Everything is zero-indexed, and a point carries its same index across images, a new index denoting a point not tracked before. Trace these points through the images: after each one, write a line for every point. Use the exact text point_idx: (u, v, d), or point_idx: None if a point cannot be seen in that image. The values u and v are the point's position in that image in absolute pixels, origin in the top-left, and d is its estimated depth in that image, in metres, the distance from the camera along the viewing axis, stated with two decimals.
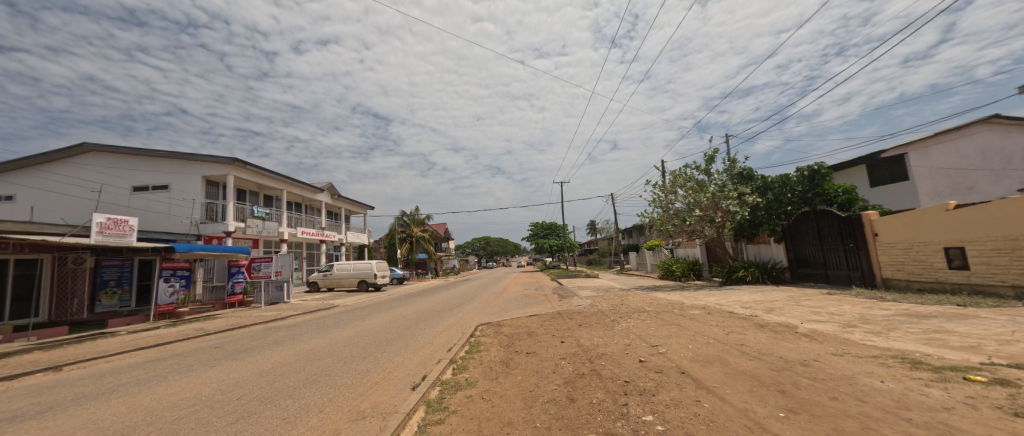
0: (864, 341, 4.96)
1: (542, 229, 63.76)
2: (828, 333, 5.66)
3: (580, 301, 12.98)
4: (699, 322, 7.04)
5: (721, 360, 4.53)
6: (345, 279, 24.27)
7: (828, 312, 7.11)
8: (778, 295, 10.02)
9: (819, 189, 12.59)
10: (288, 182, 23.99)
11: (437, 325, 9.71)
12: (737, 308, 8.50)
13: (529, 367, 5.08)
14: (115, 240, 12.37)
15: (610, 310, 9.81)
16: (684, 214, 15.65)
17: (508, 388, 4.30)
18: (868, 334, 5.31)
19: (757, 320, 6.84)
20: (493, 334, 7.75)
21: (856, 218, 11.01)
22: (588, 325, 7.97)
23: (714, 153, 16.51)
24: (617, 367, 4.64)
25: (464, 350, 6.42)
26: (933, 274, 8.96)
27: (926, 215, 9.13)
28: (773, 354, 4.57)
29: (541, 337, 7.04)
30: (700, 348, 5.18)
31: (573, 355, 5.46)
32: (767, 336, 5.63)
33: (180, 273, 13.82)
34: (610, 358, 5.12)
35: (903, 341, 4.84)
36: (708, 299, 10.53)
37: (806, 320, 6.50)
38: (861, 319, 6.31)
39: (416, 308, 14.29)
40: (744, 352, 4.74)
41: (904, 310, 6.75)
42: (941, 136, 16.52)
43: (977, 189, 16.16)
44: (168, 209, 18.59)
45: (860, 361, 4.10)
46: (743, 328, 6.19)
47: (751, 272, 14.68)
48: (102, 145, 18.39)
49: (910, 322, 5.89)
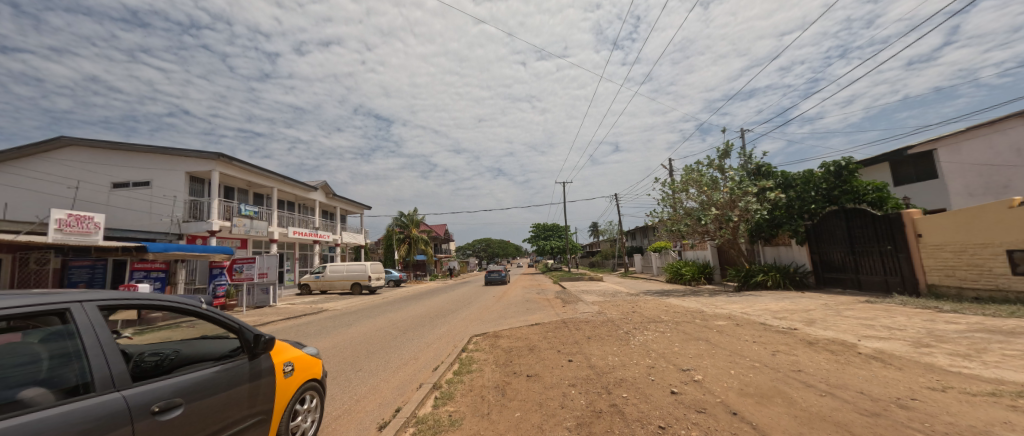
0: (954, 368, 3.90)
1: (545, 231, 62.59)
2: (898, 354, 4.59)
3: (586, 308, 11.87)
4: (730, 337, 5.96)
5: (782, 395, 3.45)
6: (337, 282, 23.17)
7: (883, 325, 6.00)
8: (810, 303, 8.96)
9: (847, 186, 11.60)
10: (278, 180, 22.86)
11: (428, 335, 8.74)
12: (769, 318, 7.37)
13: (530, 398, 4.03)
14: (77, 237, 11.35)
15: (622, 319, 8.76)
16: (698, 213, 14.65)
17: (502, 432, 3.25)
18: (956, 358, 4.22)
19: (801, 335, 5.76)
20: (488, 349, 6.72)
21: (895, 217, 9.94)
22: (599, 337, 6.90)
23: (728, 148, 15.47)
24: (644, 401, 3.59)
25: (452, 371, 5.37)
26: (993, 280, 7.89)
27: (984, 212, 8.02)
28: (849, 388, 3.49)
29: (544, 354, 5.98)
30: (745, 374, 4.10)
31: (585, 381, 4.37)
32: (826, 359, 4.52)
33: (155, 275, 12.74)
34: (630, 386, 4.06)
35: (1008, 369, 3.78)
36: (732, 307, 9.39)
37: (862, 337, 5.39)
38: (932, 336, 5.21)
39: (408, 314, 13.10)
40: (809, 384, 3.65)
41: (978, 324, 5.63)
42: (971, 131, 15.39)
43: (1013, 188, 14.61)
44: (149, 207, 17.68)
45: (977, 402, 3.03)
46: (789, 347, 5.09)
47: (771, 277, 13.55)
48: (81, 139, 17.44)
49: (999, 340, 4.78)
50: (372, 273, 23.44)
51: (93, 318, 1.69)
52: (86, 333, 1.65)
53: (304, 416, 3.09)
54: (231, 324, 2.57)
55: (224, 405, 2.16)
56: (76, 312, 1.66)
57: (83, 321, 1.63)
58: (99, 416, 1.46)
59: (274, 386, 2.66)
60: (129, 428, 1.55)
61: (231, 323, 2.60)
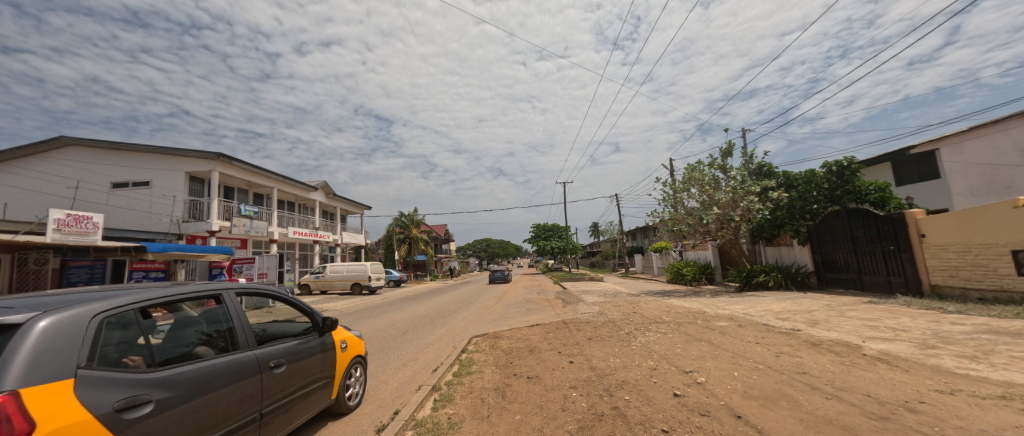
0: (961, 370, 3.84)
1: (545, 231, 62.57)
2: (904, 356, 4.53)
3: (587, 308, 11.80)
4: (733, 338, 5.90)
5: (787, 397, 3.39)
6: (337, 282, 23.12)
7: (888, 327, 5.93)
8: (813, 304, 8.89)
9: (849, 186, 11.49)
10: (278, 180, 22.84)
11: (428, 335, 8.69)
12: (772, 319, 7.30)
13: (530, 401, 3.97)
14: (76, 237, 11.32)
15: (623, 320, 8.71)
16: (699, 213, 14.58)
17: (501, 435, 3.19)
18: (963, 360, 4.16)
19: (804, 336, 5.70)
20: (488, 350, 6.67)
21: (898, 217, 9.87)
22: (600, 338, 6.83)
23: (730, 147, 15.39)
24: (646, 403, 3.54)
25: (452, 372, 5.32)
26: (998, 281, 7.83)
27: (988, 212, 7.96)
28: (855, 390, 3.44)
29: (545, 355, 5.91)
30: (749, 376, 4.04)
31: (586, 384, 4.32)
32: (831, 360, 4.46)
33: (154, 275, 12.73)
34: (632, 389, 4.00)
35: (1018, 371, 3.70)
36: (734, 308, 9.32)
37: (867, 338, 5.33)
38: (938, 337, 5.14)
39: (409, 315, 13.06)
40: (815, 386, 3.59)
41: (984, 326, 5.56)
42: (974, 130, 15.23)
43: (1016, 188, 14.32)
44: (149, 207, 17.65)
45: (988, 406, 2.96)
46: (793, 348, 5.03)
47: (773, 277, 13.48)
48: (81, 139, 17.42)
49: (1006, 342, 4.71)
50: (372, 273, 23.40)
51: (231, 305, 2.78)
52: (228, 313, 2.73)
53: (353, 383, 4.14)
54: (306, 309, 3.67)
55: (308, 366, 3.21)
56: (222, 301, 2.75)
57: (231, 304, 2.75)
58: (242, 364, 2.52)
59: (334, 357, 3.67)
60: (257, 375, 2.59)
61: (306, 308, 3.70)
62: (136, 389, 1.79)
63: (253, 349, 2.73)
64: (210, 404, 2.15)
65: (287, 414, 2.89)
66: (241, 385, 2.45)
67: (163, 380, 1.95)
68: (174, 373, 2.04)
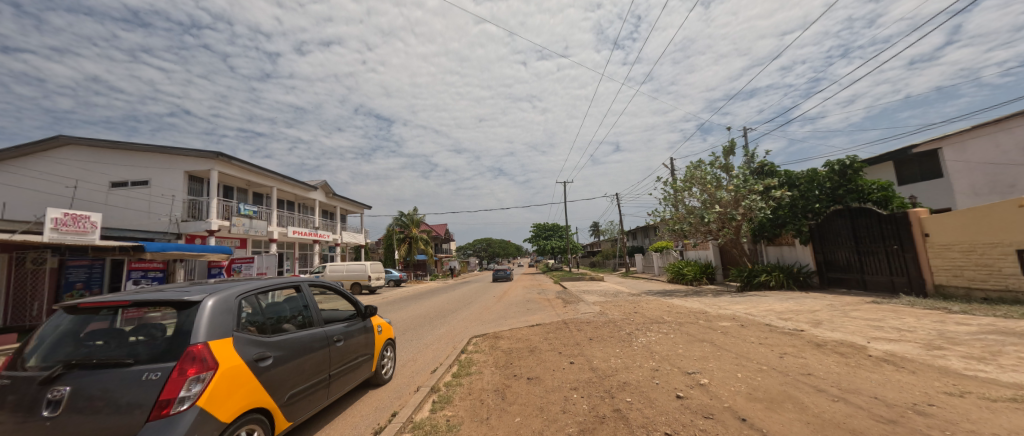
0: (969, 371, 3.77)
1: (545, 230, 62.47)
2: (910, 357, 4.46)
3: (587, 308, 11.71)
4: (736, 339, 5.83)
5: (792, 399, 3.32)
6: (337, 281, 23.07)
7: (893, 327, 5.85)
8: (815, 304, 8.81)
9: (852, 185, 11.37)
10: (278, 179, 22.79)
11: (427, 335, 8.62)
12: (774, 319, 7.22)
13: (530, 402, 3.91)
14: (74, 237, 11.28)
15: (624, 320, 8.64)
16: (700, 212, 14.48)
17: None
18: (971, 361, 4.08)
19: (808, 337, 5.62)
20: (488, 350, 6.60)
21: (901, 216, 9.78)
22: (601, 338, 6.76)
23: (732, 146, 15.29)
24: (649, 406, 3.47)
25: (451, 373, 5.25)
26: (1003, 281, 7.74)
27: (993, 211, 7.87)
28: (862, 392, 3.37)
29: (545, 356, 5.84)
30: (753, 378, 3.97)
31: (587, 385, 4.25)
32: (836, 362, 4.38)
33: (152, 274, 12.70)
34: (634, 391, 3.92)
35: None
36: (736, 308, 9.24)
37: (871, 338, 5.26)
38: (944, 338, 5.06)
39: (408, 315, 13.01)
40: (820, 388, 3.52)
41: (991, 326, 5.48)
42: (976, 129, 15.14)
43: (1019, 187, 14.23)
44: (148, 206, 17.60)
45: (1000, 409, 2.89)
46: (797, 349, 4.96)
47: (775, 277, 13.41)
48: (79, 138, 17.36)
49: (1014, 343, 4.64)
50: (372, 273, 23.34)
51: (306, 294, 3.71)
52: (304, 299, 3.65)
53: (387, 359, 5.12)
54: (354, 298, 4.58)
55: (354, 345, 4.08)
56: (301, 289, 3.69)
57: (308, 293, 3.67)
58: (316, 338, 3.42)
59: (373, 338, 4.63)
60: (327, 347, 3.52)
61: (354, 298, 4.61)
62: (260, 347, 2.68)
63: (321, 328, 3.65)
64: (300, 363, 3.05)
65: (344, 379, 3.84)
66: (317, 353, 3.34)
67: (274, 344, 2.85)
68: (279, 339, 2.95)
